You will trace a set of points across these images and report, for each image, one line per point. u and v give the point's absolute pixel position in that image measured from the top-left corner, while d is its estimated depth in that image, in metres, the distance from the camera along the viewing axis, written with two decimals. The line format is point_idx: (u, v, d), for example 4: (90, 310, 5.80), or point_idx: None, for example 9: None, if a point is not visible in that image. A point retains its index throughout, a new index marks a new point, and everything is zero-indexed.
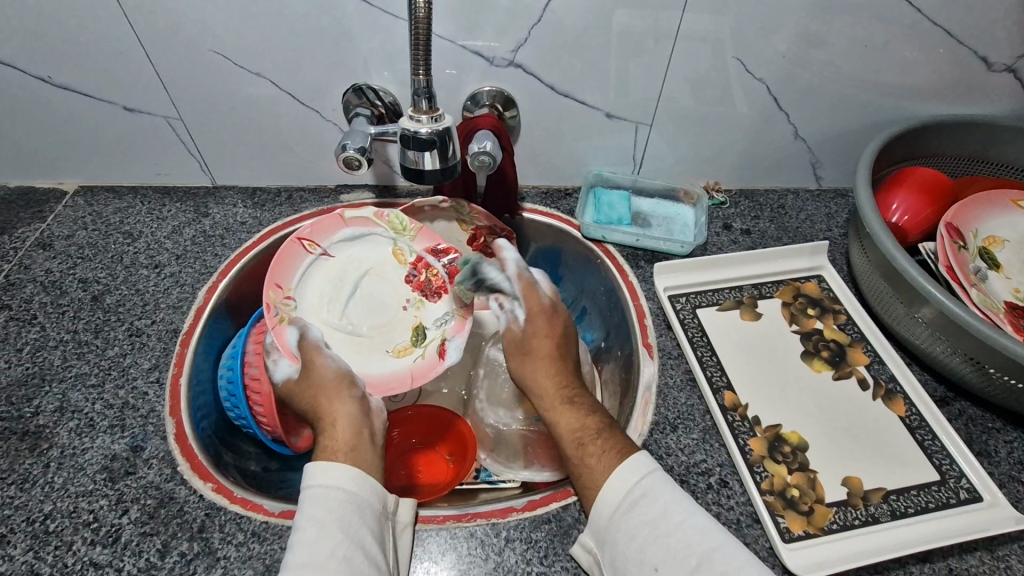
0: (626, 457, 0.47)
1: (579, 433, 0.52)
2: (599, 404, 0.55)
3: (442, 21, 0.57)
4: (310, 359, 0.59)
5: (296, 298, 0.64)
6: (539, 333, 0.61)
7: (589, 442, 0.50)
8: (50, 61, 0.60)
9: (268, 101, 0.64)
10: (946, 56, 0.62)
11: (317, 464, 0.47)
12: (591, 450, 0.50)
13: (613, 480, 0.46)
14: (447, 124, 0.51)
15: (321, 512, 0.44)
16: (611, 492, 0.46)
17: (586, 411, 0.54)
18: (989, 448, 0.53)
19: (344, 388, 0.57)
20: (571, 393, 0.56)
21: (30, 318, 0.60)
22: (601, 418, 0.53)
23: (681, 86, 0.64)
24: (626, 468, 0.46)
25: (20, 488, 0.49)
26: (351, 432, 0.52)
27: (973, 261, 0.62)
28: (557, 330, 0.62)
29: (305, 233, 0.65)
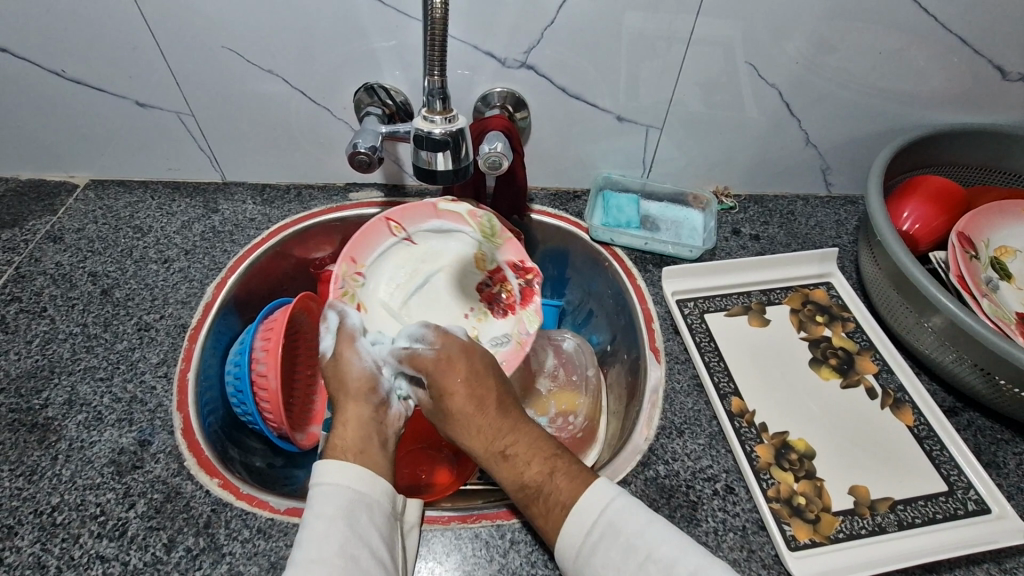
0: (583, 494, 0.45)
1: (522, 493, 0.47)
2: (535, 446, 0.50)
3: (456, 22, 0.57)
4: (343, 352, 0.56)
5: (367, 278, 0.65)
6: (446, 384, 0.54)
7: (536, 500, 0.47)
8: (64, 55, 0.60)
9: (280, 99, 0.64)
10: (960, 65, 0.62)
11: (333, 460, 0.47)
12: (539, 509, 0.47)
13: (568, 528, 0.44)
14: (460, 125, 0.51)
15: (332, 509, 0.44)
16: (574, 527, 0.44)
17: (523, 463, 0.49)
18: (998, 459, 0.53)
19: (367, 393, 0.54)
20: (502, 442, 0.51)
21: (40, 310, 0.61)
22: (545, 465, 0.48)
23: (693, 90, 0.63)
24: (580, 511, 0.45)
25: (28, 480, 0.49)
26: (364, 434, 0.51)
27: (985, 271, 0.62)
28: (475, 370, 0.54)
29: (395, 216, 0.65)
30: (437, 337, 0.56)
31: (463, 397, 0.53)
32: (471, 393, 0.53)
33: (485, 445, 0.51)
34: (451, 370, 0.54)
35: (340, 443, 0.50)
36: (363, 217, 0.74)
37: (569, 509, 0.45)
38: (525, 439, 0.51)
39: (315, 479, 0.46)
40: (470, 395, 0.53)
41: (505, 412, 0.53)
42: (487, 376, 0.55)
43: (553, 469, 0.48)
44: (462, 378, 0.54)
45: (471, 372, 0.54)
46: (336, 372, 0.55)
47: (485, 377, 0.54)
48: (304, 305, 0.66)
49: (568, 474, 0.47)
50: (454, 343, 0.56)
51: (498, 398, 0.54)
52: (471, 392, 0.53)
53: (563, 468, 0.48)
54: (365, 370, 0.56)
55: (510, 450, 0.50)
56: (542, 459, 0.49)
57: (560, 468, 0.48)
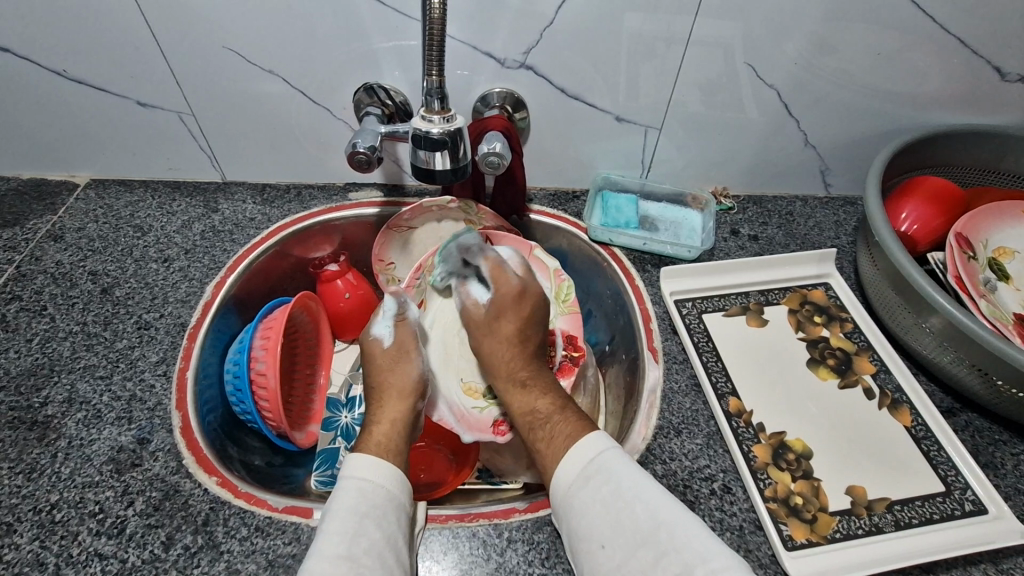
0: (582, 438, 0.49)
1: (528, 418, 0.54)
2: (551, 388, 0.56)
3: (456, 23, 0.57)
4: (405, 347, 0.59)
5: None
6: (506, 314, 0.59)
7: (541, 428, 0.53)
8: (65, 55, 0.60)
9: (280, 99, 0.65)
10: (959, 65, 0.62)
11: (372, 458, 0.48)
12: (542, 436, 0.52)
13: (567, 461, 0.48)
14: (458, 125, 0.51)
15: (362, 505, 0.45)
16: (567, 472, 0.48)
17: (537, 395, 0.55)
18: (995, 460, 0.53)
19: (410, 397, 0.56)
20: (524, 374, 0.57)
21: (40, 309, 0.61)
22: (557, 401, 0.54)
23: (692, 90, 0.64)
24: (576, 453, 0.48)
25: (27, 478, 0.49)
26: (402, 438, 0.53)
27: (983, 272, 0.62)
28: (534, 315, 0.60)
29: (493, 239, 0.69)
30: (522, 268, 0.62)
31: (511, 328, 0.59)
32: (520, 330, 0.59)
33: (508, 372, 0.57)
34: (520, 304, 0.59)
35: (379, 441, 0.51)
36: (362, 217, 0.74)
37: (571, 445, 0.49)
38: (542, 382, 0.57)
39: (346, 473, 0.48)
40: (517, 333, 0.58)
41: (537, 356, 0.59)
42: (535, 322, 0.60)
43: (564, 407, 0.53)
44: (522, 317, 0.59)
45: (530, 315, 0.59)
46: (392, 366, 0.57)
47: (536, 325, 0.60)
48: (302, 304, 0.67)
49: (575, 415, 0.52)
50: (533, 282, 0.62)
51: (537, 343, 0.59)
52: (518, 330, 0.59)
53: (573, 408, 0.53)
54: (419, 373, 0.57)
55: (529, 381, 0.56)
56: (557, 396, 0.55)
57: (570, 407, 0.54)
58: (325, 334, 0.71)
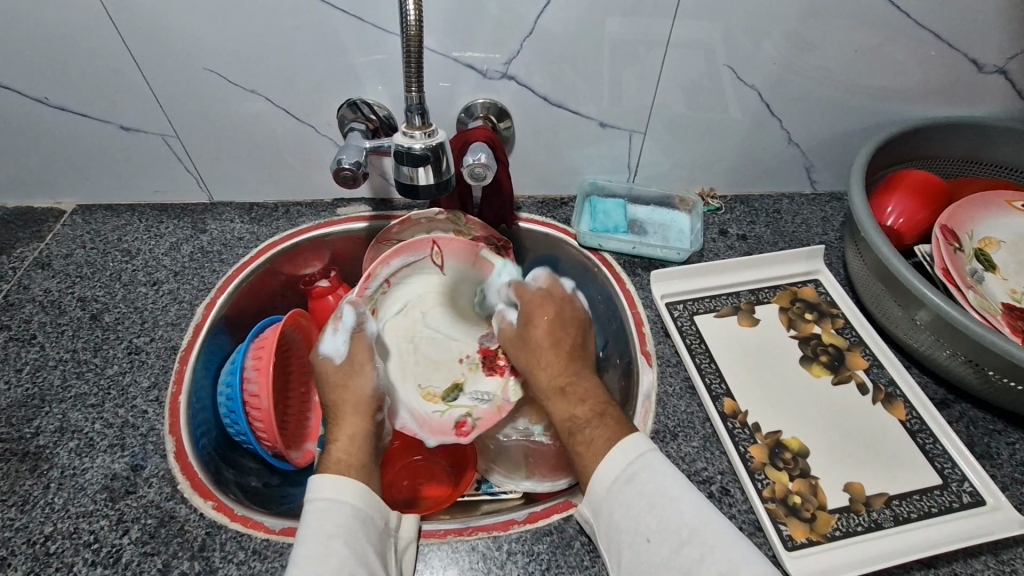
0: (623, 439, 0.49)
1: (568, 424, 0.53)
2: (593, 392, 0.54)
3: (434, 35, 0.58)
4: (358, 363, 0.58)
5: (392, 287, 0.69)
6: (538, 317, 0.59)
7: (580, 433, 0.52)
8: (46, 81, 0.60)
9: (264, 117, 0.65)
10: (936, 58, 0.63)
11: (332, 477, 0.48)
12: (580, 441, 0.51)
13: (607, 462, 0.48)
14: (440, 139, 0.51)
15: (327, 526, 0.45)
16: (609, 465, 0.48)
17: (578, 401, 0.54)
18: (991, 450, 0.53)
19: (366, 412, 0.56)
20: (563, 380, 0.55)
21: (29, 337, 0.60)
22: (594, 409, 0.53)
23: (674, 94, 0.64)
24: (620, 449, 0.48)
25: (20, 510, 0.48)
26: (366, 452, 0.53)
27: (969, 263, 0.62)
28: (564, 315, 0.59)
29: (440, 242, 0.69)
30: (546, 279, 0.61)
31: (543, 332, 0.58)
32: (552, 331, 0.57)
33: (548, 378, 0.56)
34: (545, 306, 0.59)
35: (340, 458, 0.51)
36: (350, 232, 0.74)
37: (612, 445, 0.49)
38: (584, 382, 0.55)
39: (311, 496, 0.47)
40: (550, 334, 0.57)
41: (577, 357, 0.57)
42: (573, 323, 0.59)
43: (601, 413, 0.52)
44: (548, 317, 0.58)
45: (558, 317, 0.58)
46: (345, 382, 0.57)
47: (571, 325, 0.58)
48: (295, 322, 0.66)
49: (614, 416, 0.52)
50: (557, 287, 0.60)
51: (575, 346, 0.57)
52: (552, 331, 0.57)
53: (611, 413, 0.52)
54: (373, 387, 0.57)
55: (569, 390, 0.55)
56: (594, 402, 0.53)
57: (607, 413, 0.52)
58: None
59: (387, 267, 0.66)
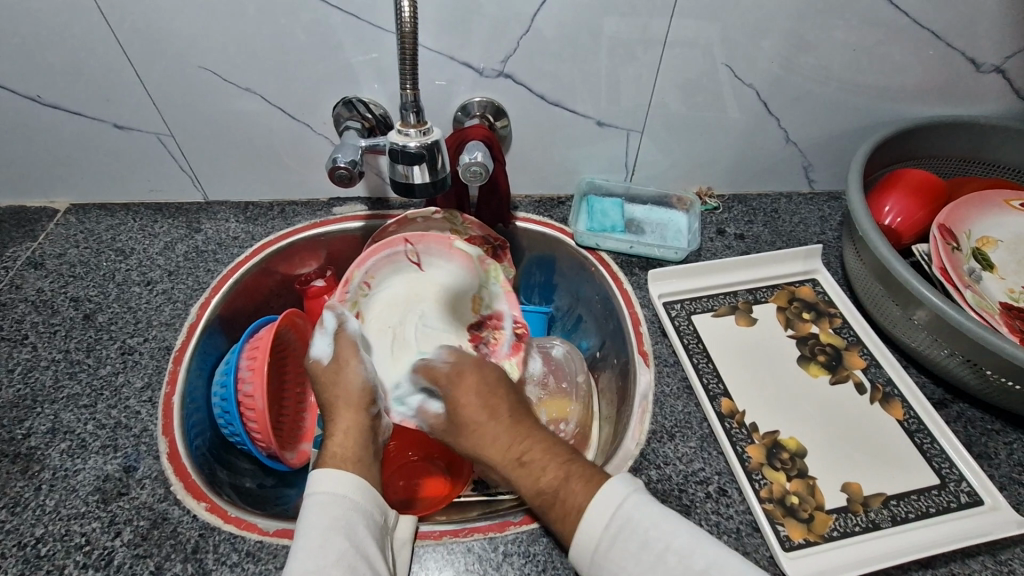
0: (601, 485, 0.44)
1: (540, 498, 0.47)
2: (550, 450, 0.49)
3: (430, 34, 0.57)
4: (344, 358, 0.58)
5: (373, 290, 0.68)
6: (460, 389, 0.54)
7: (556, 503, 0.46)
8: (38, 79, 0.60)
9: (259, 116, 0.64)
10: (935, 57, 0.62)
11: (329, 470, 0.47)
12: (559, 513, 0.45)
13: (590, 513, 0.43)
14: (435, 137, 0.51)
15: (328, 519, 0.44)
16: (590, 525, 0.43)
17: (541, 469, 0.48)
18: (988, 450, 0.53)
19: (363, 407, 0.55)
20: (518, 449, 0.49)
21: (21, 338, 0.60)
22: (561, 468, 0.47)
23: (671, 93, 0.64)
24: (595, 507, 0.43)
25: (11, 512, 0.48)
26: (362, 445, 0.52)
27: (967, 262, 0.62)
28: (486, 380, 0.55)
29: (412, 239, 0.68)
30: (450, 355, 0.61)
31: (475, 404, 0.52)
32: (483, 400, 0.53)
33: (499, 452, 0.49)
34: (462, 379, 0.56)
35: (336, 452, 0.50)
36: (346, 231, 0.73)
37: (590, 495, 0.44)
38: (540, 444, 0.49)
39: (311, 489, 0.46)
40: (482, 405, 0.52)
41: (521, 418, 0.52)
42: (502, 387, 0.55)
43: (569, 474, 0.46)
44: (473, 388, 0.54)
45: (485, 381, 0.55)
46: (335, 380, 0.56)
47: (504, 388, 0.55)
48: (290, 322, 0.66)
49: (583, 476, 0.46)
50: (466, 358, 0.59)
51: (510, 407, 0.52)
52: (483, 400, 0.53)
53: (579, 474, 0.46)
54: (363, 381, 0.57)
55: (527, 457, 0.48)
56: (558, 463, 0.47)
57: (575, 473, 0.46)
58: None
59: (361, 269, 0.66)
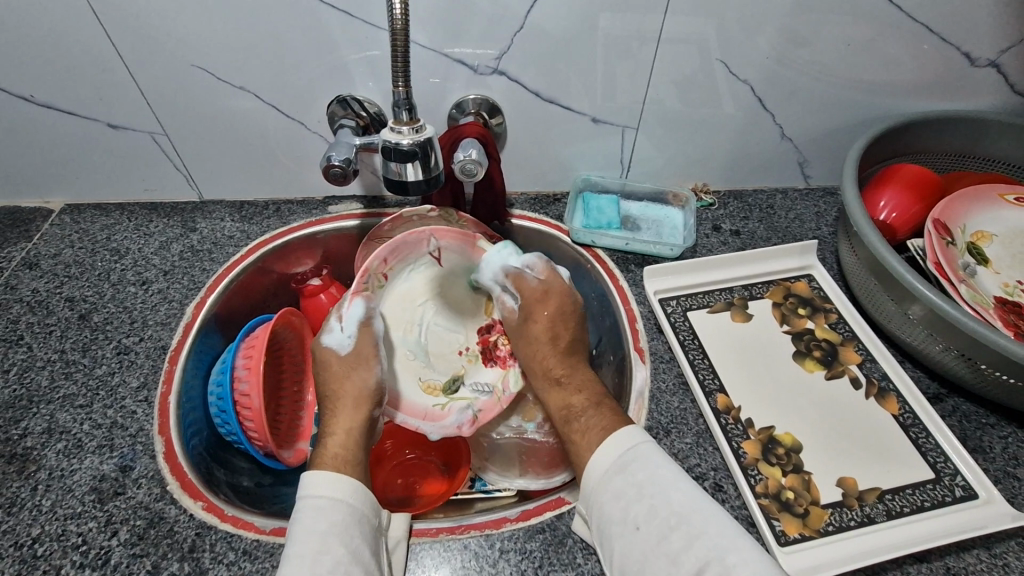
0: (615, 431, 0.49)
1: (566, 411, 0.55)
2: (589, 383, 0.56)
3: (423, 31, 0.57)
4: (363, 354, 0.58)
5: (388, 282, 0.66)
6: (540, 312, 0.60)
7: (576, 421, 0.53)
8: (31, 79, 0.60)
9: (254, 114, 0.64)
10: (930, 52, 0.62)
11: (326, 474, 0.48)
12: (577, 429, 0.52)
13: (601, 452, 0.48)
14: (428, 135, 0.51)
15: (325, 524, 0.45)
16: (604, 455, 0.48)
17: (573, 391, 0.56)
18: (983, 444, 0.53)
19: (365, 404, 0.55)
20: (559, 371, 0.58)
21: (17, 338, 0.60)
22: (589, 399, 0.54)
23: (666, 89, 0.64)
24: (616, 439, 0.48)
25: (7, 512, 0.48)
26: (358, 447, 0.53)
27: (962, 257, 0.62)
28: (563, 309, 0.60)
29: (439, 234, 0.67)
30: (545, 269, 0.61)
31: (544, 327, 0.60)
32: (552, 327, 0.59)
33: (543, 367, 0.59)
34: (545, 303, 0.60)
35: (336, 454, 0.51)
36: (343, 229, 0.74)
37: (606, 437, 0.49)
38: (580, 376, 0.57)
39: (307, 494, 0.47)
40: (552, 327, 0.59)
41: (573, 351, 0.59)
42: (571, 315, 0.60)
43: (599, 402, 0.53)
44: (550, 311, 0.60)
45: (560, 308, 0.60)
46: (346, 373, 0.57)
47: (570, 318, 0.60)
48: (286, 321, 0.65)
49: (612, 412, 0.52)
50: (557, 279, 0.61)
51: (572, 337, 0.60)
52: (552, 325, 0.59)
53: (608, 404, 0.53)
54: (376, 380, 0.57)
55: (564, 379, 0.57)
56: (590, 394, 0.55)
57: (605, 404, 0.54)
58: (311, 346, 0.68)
59: (380, 259, 0.64)
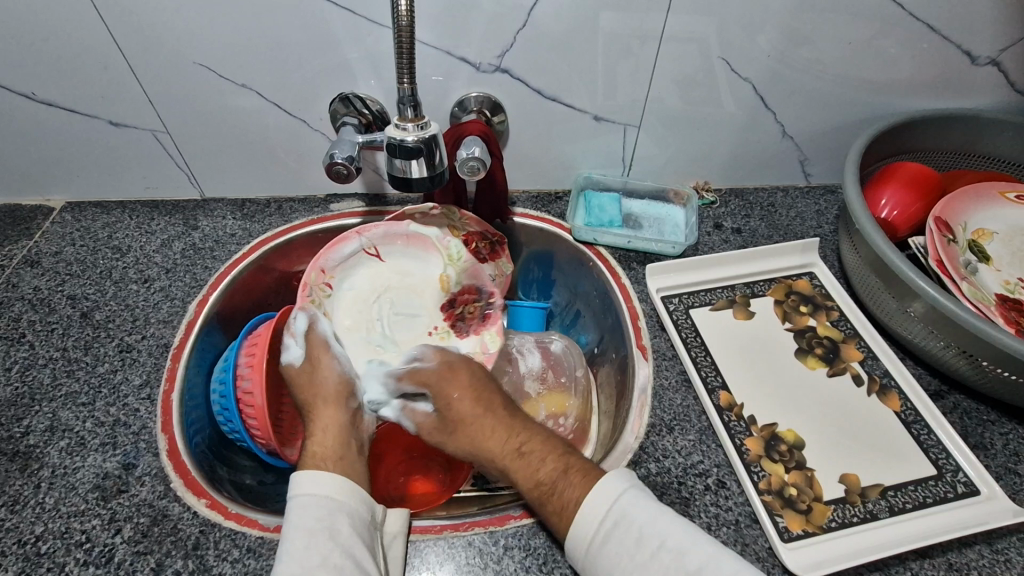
0: (595, 486, 0.46)
1: (538, 490, 0.48)
2: (549, 443, 0.52)
3: (426, 28, 0.57)
4: (317, 358, 0.60)
5: (334, 289, 0.66)
6: (455, 391, 0.58)
7: (551, 496, 0.47)
8: (32, 78, 0.59)
9: (254, 112, 0.64)
10: (931, 51, 0.63)
11: (307, 472, 0.48)
12: (555, 506, 0.47)
13: (582, 517, 0.45)
14: (433, 132, 0.51)
15: (310, 519, 0.45)
16: (584, 525, 0.44)
17: (539, 462, 0.50)
18: (985, 440, 0.53)
19: (341, 400, 0.58)
20: (518, 440, 0.53)
21: (18, 336, 0.60)
22: (558, 461, 0.50)
23: (668, 87, 0.64)
24: (591, 505, 0.45)
25: (11, 510, 0.48)
26: (342, 441, 0.54)
27: (963, 254, 0.62)
28: (475, 377, 0.59)
29: (368, 232, 0.66)
30: (433, 356, 0.64)
31: (467, 402, 0.56)
32: (474, 396, 0.57)
33: (497, 451, 0.53)
34: (455, 378, 0.59)
35: (316, 453, 0.52)
36: (344, 227, 0.74)
37: (583, 498, 0.46)
38: (538, 437, 0.53)
39: (296, 492, 0.47)
40: (475, 400, 0.56)
41: (513, 418, 0.55)
42: (487, 384, 0.59)
43: (566, 467, 0.49)
44: (465, 385, 0.58)
45: (473, 379, 0.59)
46: (310, 381, 0.58)
47: (488, 386, 0.58)
48: (288, 319, 0.65)
49: (582, 471, 0.48)
50: (450, 360, 0.62)
51: (499, 401, 0.57)
52: (477, 397, 0.57)
53: (575, 466, 0.49)
54: (337, 376, 0.59)
55: (525, 446, 0.52)
56: (555, 457, 0.50)
57: (572, 467, 0.49)
58: None
59: (318, 268, 0.64)
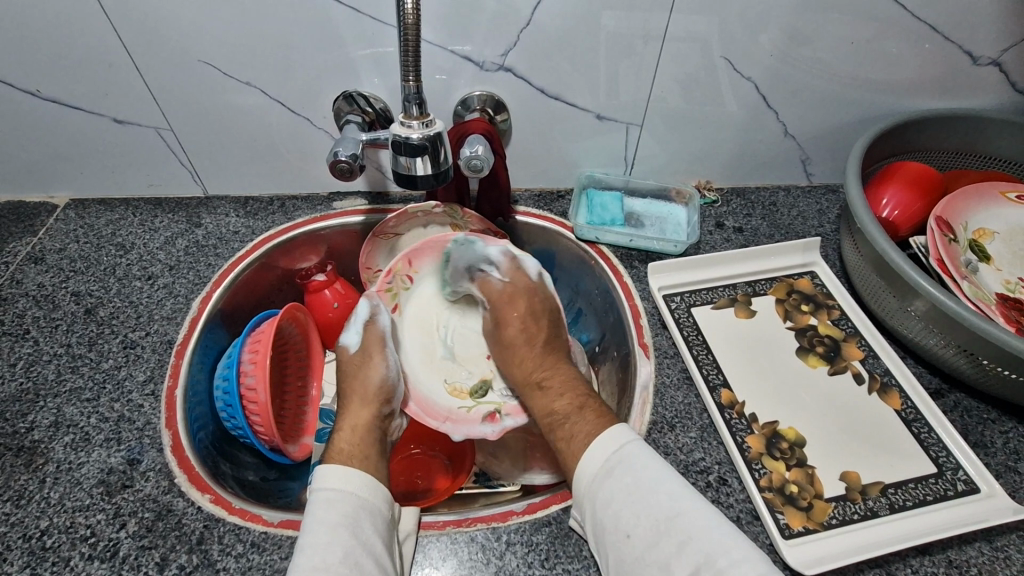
0: (603, 432, 0.49)
1: (551, 417, 0.55)
2: (569, 383, 0.57)
3: (430, 26, 0.57)
4: (370, 352, 0.59)
5: (414, 283, 0.68)
6: (510, 312, 0.62)
7: (561, 427, 0.53)
8: (37, 74, 0.60)
9: (258, 110, 0.64)
10: (932, 51, 0.63)
11: (336, 467, 0.48)
12: (562, 434, 0.53)
13: (590, 454, 0.49)
14: (437, 130, 0.51)
15: (333, 513, 0.45)
16: (592, 458, 0.48)
17: (556, 395, 0.56)
18: (984, 439, 0.54)
19: (375, 401, 0.56)
20: (540, 374, 0.59)
21: (23, 333, 0.60)
22: (575, 400, 0.54)
23: (670, 87, 0.64)
24: (599, 444, 0.49)
25: (16, 505, 0.48)
26: (369, 441, 0.53)
27: (964, 253, 0.62)
28: (532, 307, 0.62)
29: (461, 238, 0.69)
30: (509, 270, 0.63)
31: (516, 329, 0.61)
32: (524, 325, 0.61)
33: (527, 375, 0.60)
34: (514, 303, 0.62)
35: (343, 450, 0.52)
36: (347, 225, 0.74)
37: (591, 441, 0.49)
38: (561, 375, 0.58)
39: (315, 486, 0.48)
40: (523, 330, 0.61)
41: (552, 349, 0.61)
42: (545, 312, 0.62)
43: (581, 406, 0.53)
44: (519, 313, 0.62)
45: (529, 308, 0.62)
46: (358, 372, 0.58)
47: (543, 315, 0.62)
48: (292, 316, 0.65)
49: (596, 410, 0.53)
50: (522, 279, 0.63)
51: (550, 334, 0.61)
52: (524, 327, 0.61)
53: (591, 406, 0.53)
54: (381, 376, 0.57)
55: (546, 381, 0.58)
56: (574, 394, 0.55)
57: (588, 405, 0.54)
58: (315, 344, 0.70)
59: (406, 261, 0.66)
